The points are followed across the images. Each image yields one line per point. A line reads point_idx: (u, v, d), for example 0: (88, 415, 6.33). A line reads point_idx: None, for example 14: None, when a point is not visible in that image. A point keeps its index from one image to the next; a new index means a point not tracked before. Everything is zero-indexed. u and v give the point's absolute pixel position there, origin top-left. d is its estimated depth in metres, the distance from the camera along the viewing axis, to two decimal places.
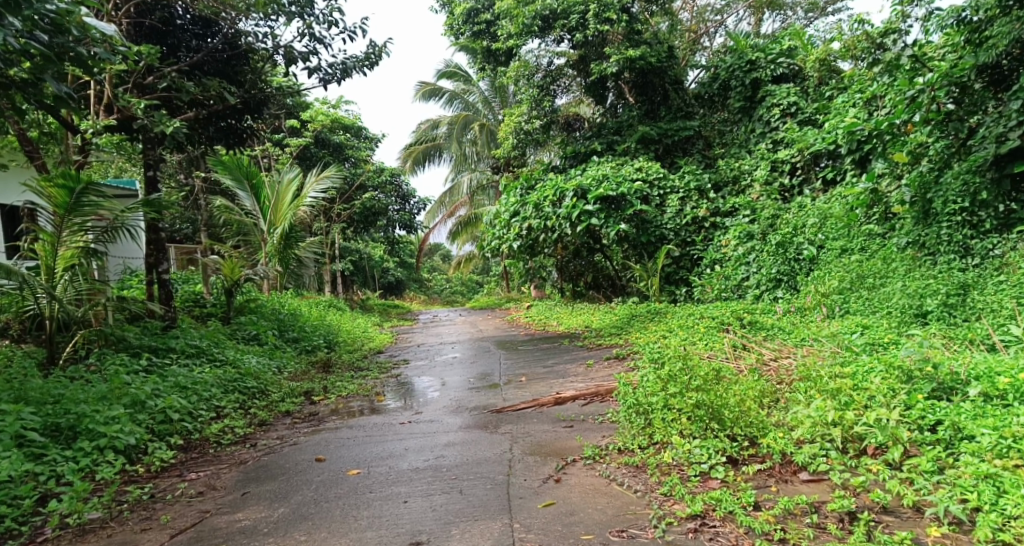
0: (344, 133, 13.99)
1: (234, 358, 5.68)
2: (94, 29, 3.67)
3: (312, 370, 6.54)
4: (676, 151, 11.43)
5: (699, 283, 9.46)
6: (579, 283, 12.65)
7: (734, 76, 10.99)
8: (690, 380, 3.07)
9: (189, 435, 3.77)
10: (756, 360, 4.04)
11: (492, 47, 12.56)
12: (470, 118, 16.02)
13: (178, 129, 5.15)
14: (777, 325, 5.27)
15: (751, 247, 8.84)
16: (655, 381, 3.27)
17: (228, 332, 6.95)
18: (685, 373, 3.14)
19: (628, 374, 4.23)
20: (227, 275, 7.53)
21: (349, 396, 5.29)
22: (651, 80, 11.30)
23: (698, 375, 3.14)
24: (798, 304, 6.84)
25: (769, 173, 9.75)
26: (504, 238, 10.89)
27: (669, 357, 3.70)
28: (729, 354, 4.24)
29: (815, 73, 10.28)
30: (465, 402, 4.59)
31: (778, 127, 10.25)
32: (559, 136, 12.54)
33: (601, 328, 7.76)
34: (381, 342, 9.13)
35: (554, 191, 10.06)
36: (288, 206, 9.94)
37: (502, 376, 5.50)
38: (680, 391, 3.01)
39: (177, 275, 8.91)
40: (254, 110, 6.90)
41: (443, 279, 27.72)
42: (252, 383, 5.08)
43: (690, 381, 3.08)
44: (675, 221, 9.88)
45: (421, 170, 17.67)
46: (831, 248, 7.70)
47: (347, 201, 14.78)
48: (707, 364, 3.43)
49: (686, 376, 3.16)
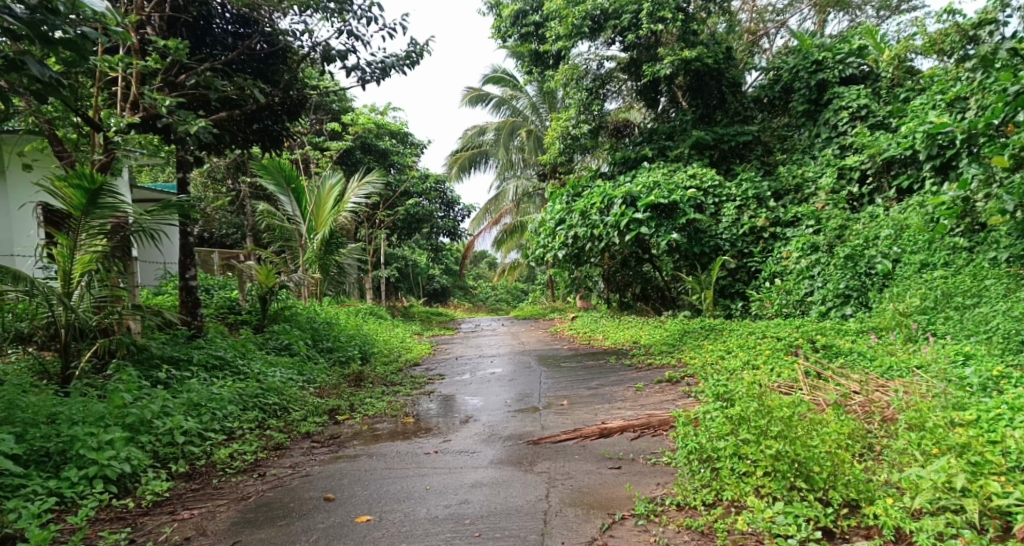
0: (389, 139, 13.83)
1: (259, 371, 5.38)
2: (86, 7, 3.13)
3: (343, 383, 6.22)
4: (733, 157, 10.72)
5: (757, 298, 8.76)
6: (625, 295, 12.03)
7: (798, 78, 10.25)
8: (765, 424, 2.54)
9: (195, 461, 3.45)
10: (839, 394, 3.45)
11: (540, 49, 12.14)
12: (517, 124, 15.69)
13: (205, 128, 4.89)
14: (855, 349, 4.61)
15: (817, 260, 8.12)
16: (721, 421, 2.76)
17: (259, 341, 6.71)
18: (759, 414, 2.62)
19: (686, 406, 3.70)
20: (262, 282, 7.31)
21: (376, 416, 4.89)
22: (708, 82, 10.65)
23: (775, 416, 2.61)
24: (873, 324, 6.16)
25: (836, 181, 8.97)
26: (549, 247, 10.43)
27: (736, 388, 3.15)
28: (805, 386, 3.67)
29: (890, 73, 9.53)
30: (500, 429, 4.13)
31: (846, 132, 9.48)
32: (608, 142, 12.03)
33: (650, 345, 7.19)
34: (418, 354, 8.78)
35: (602, 198, 9.51)
36: (330, 211, 9.76)
37: (541, 399, 5.01)
38: (756, 438, 2.49)
39: (214, 281, 8.78)
40: (291, 112, 6.67)
41: (488, 287, 27.36)
42: (274, 401, 4.76)
43: (766, 424, 2.55)
44: (732, 231, 9.23)
45: (467, 177, 17.39)
46: (909, 262, 6.99)
47: (389, 207, 14.58)
48: (782, 399, 2.88)
49: (760, 418, 2.63)
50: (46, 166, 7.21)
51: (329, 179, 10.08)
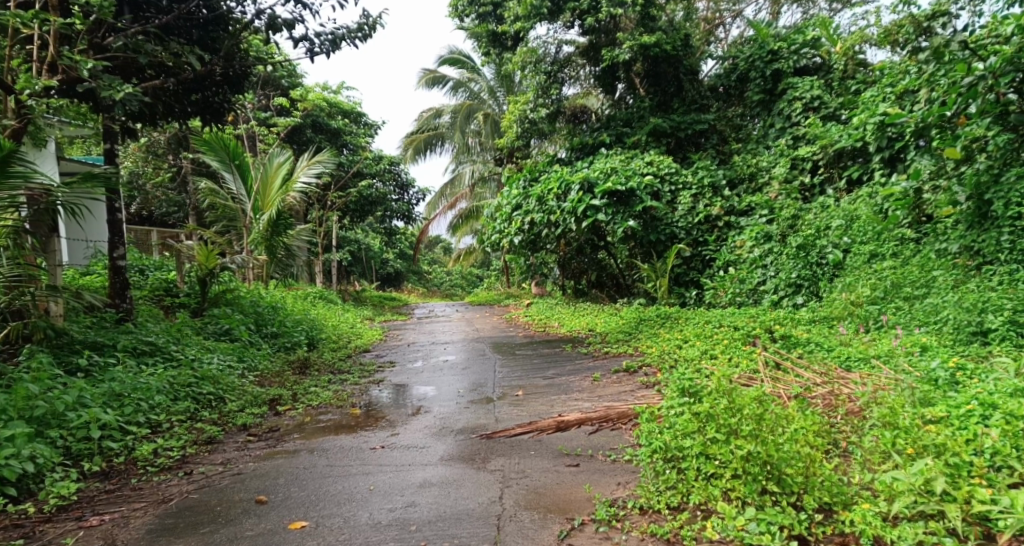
0: (341, 118, 13.35)
1: (194, 357, 4.99)
2: None
3: (287, 371, 5.89)
4: (689, 145, 10.69)
5: (710, 286, 8.77)
6: (580, 281, 11.94)
7: (754, 67, 10.27)
8: (734, 421, 2.40)
9: (113, 458, 3.12)
10: (801, 387, 3.38)
11: (497, 30, 11.82)
12: (473, 107, 15.37)
13: (131, 94, 4.46)
14: (811, 339, 4.58)
15: (770, 249, 8.16)
16: (686, 417, 2.61)
17: (197, 326, 6.31)
18: (729, 410, 2.47)
19: (646, 398, 3.59)
20: (200, 263, 6.89)
21: (320, 407, 4.59)
22: (665, 69, 10.56)
23: (744, 413, 2.48)
24: (825, 314, 6.21)
25: (789, 171, 9.03)
26: (505, 233, 10.23)
27: (700, 382, 3.03)
28: (767, 380, 3.59)
29: (842, 66, 9.64)
30: (451, 422, 3.92)
31: (799, 122, 9.55)
32: (565, 127, 11.86)
33: (607, 333, 7.07)
34: (368, 340, 8.48)
35: (559, 184, 9.34)
36: (276, 190, 9.31)
37: (496, 389, 4.81)
38: (724, 437, 2.38)
39: (149, 262, 8.25)
40: (231, 83, 6.25)
41: (442, 272, 27.02)
42: (209, 391, 4.40)
43: (736, 422, 2.43)
44: (687, 219, 9.21)
45: (421, 160, 16.97)
46: (858, 252, 7.10)
47: (340, 189, 14.06)
48: (748, 393, 2.75)
49: (728, 414, 2.51)
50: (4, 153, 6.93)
51: (276, 156, 9.59)
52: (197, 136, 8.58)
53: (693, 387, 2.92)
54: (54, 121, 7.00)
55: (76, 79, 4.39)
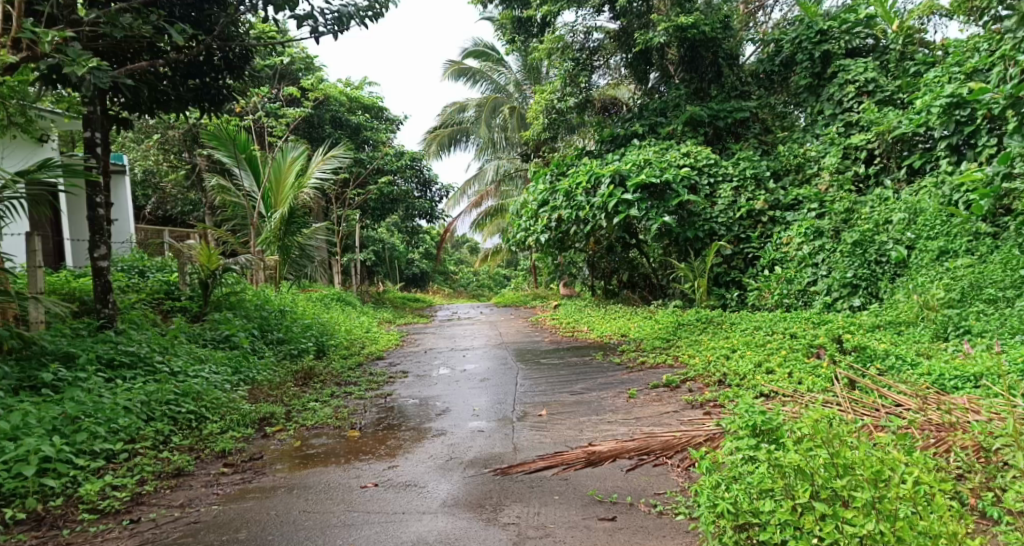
0: (363, 114, 12.95)
1: (179, 369, 4.48)
2: None
3: (289, 383, 5.36)
4: (728, 135, 9.88)
5: (753, 288, 7.99)
6: (611, 282, 11.25)
7: (800, 50, 9.37)
8: (842, 483, 1.90)
9: (50, 500, 2.60)
10: (901, 423, 2.68)
11: (523, 16, 11.15)
12: (500, 101, 14.75)
13: (100, 70, 3.96)
14: (889, 351, 3.84)
15: (821, 246, 7.38)
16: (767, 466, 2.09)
17: (195, 332, 5.84)
18: (830, 467, 1.97)
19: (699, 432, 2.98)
20: (203, 263, 6.54)
21: (315, 429, 4.02)
22: (703, 54, 9.77)
23: (852, 472, 1.96)
24: (892, 319, 5.49)
25: (840, 161, 8.16)
26: (531, 230, 9.62)
27: (774, 416, 2.43)
28: (852, 414, 2.88)
29: (899, 45, 8.74)
30: (461, 450, 3.32)
31: (852, 108, 8.67)
32: (595, 119, 11.16)
33: (641, 340, 6.39)
34: (384, 346, 7.94)
35: (588, 177, 8.66)
36: (291, 187, 8.84)
37: (517, 407, 4.19)
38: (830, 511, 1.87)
39: (153, 262, 7.83)
40: (233, 69, 5.96)
41: (469, 271, 26.49)
42: (189, 410, 3.87)
43: (845, 483, 1.92)
44: (727, 214, 8.44)
45: (446, 156, 16.40)
46: (924, 249, 6.30)
47: (361, 186, 13.56)
48: (844, 438, 2.19)
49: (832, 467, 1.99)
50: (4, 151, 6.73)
51: (291, 151, 9.13)
52: (207, 129, 8.27)
53: (765, 423, 2.32)
54: (48, 113, 6.64)
55: (40, 54, 3.90)
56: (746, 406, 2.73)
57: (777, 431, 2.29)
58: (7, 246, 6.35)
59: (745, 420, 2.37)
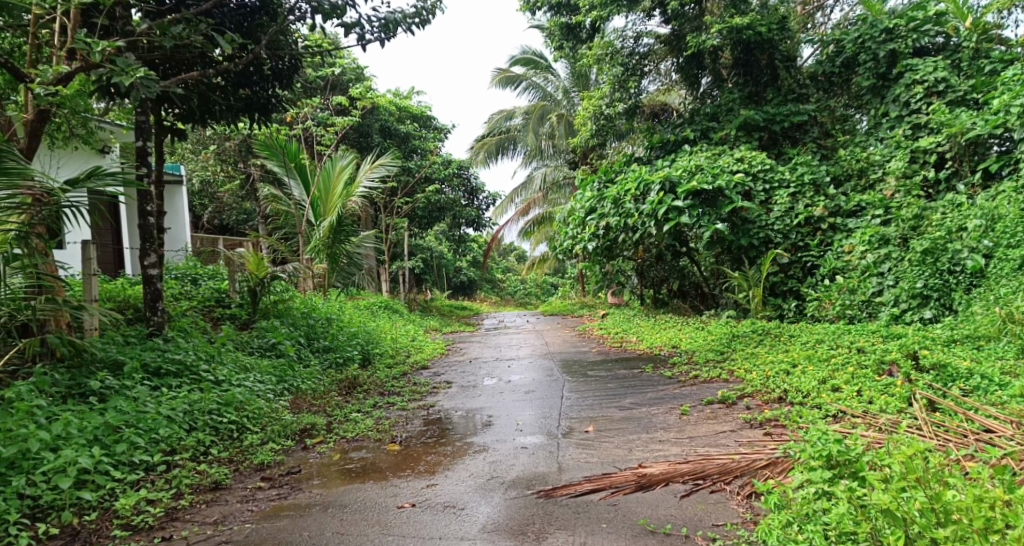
0: (411, 123, 13.06)
1: (223, 378, 4.51)
2: None
3: (333, 392, 5.34)
4: (784, 139, 9.47)
5: (812, 298, 7.57)
6: (660, 291, 10.91)
7: (863, 49, 8.89)
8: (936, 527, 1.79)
9: (86, 514, 2.63)
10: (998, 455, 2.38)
11: (571, 22, 11.01)
12: (547, 109, 14.62)
13: (148, 79, 4.03)
14: (972, 370, 3.49)
15: (886, 254, 6.94)
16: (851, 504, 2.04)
17: (242, 339, 5.91)
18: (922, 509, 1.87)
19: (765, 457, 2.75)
20: (253, 271, 6.69)
21: (355, 442, 3.96)
22: (758, 56, 9.42)
23: (951, 516, 1.84)
24: (969, 333, 5.07)
25: (908, 165, 7.66)
26: (578, 238, 9.44)
27: (856, 448, 2.35)
28: (936, 443, 2.60)
29: (973, 43, 8.18)
30: (502, 469, 3.17)
31: (920, 110, 8.15)
32: (644, 125, 10.90)
33: (693, 352, 6.11)
34: (429, 355, 7.88)
35: (637, 184, 8.42)
36: (339, 196, 8.92)
37: (562, 422, 4.01)
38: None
39: (206, 270, 8.01)
40: (282, 78, 6.07)
41: (517, 279, 26.36)
42: (230, 420, 3.88)
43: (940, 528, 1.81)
44: (784, 221, 8.06)
45: (493, 164, 16.36)
46: (1004, 258, 5.83)
47: (408, 195, 13.63)
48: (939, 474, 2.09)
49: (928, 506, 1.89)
50: (65, 162, 7.01)
51: (340, 160, 9.22)
52: (259, 140, 8.60)
53: (841, 455, 2.26)
54: (107, 125, 6.87)
55: (92, 65, 3.99)
56: (814, 433, 2.49)
57: (856, 464, 2.23)
58: (67, 254, 6.60)
59: (818, 450, 2.31)
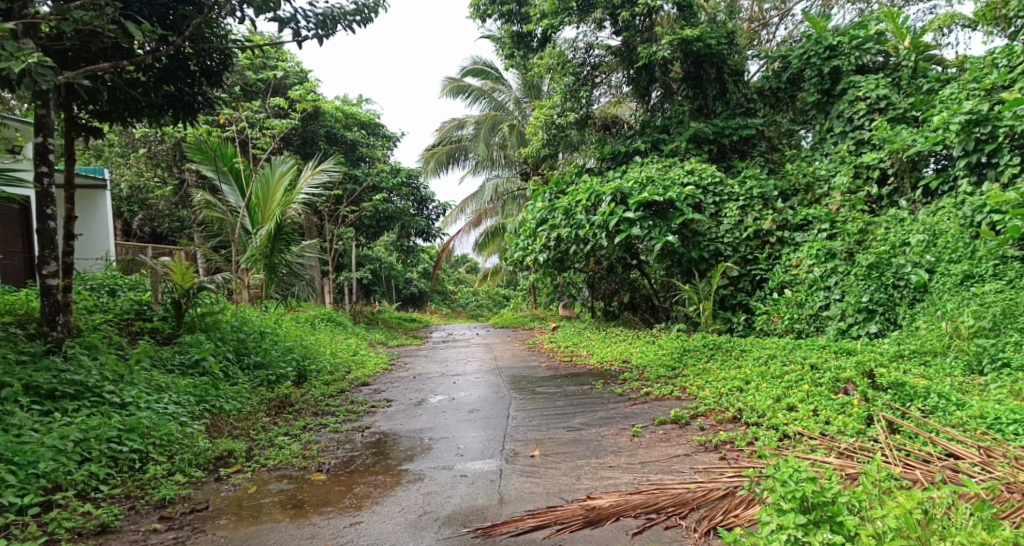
0: (358, 130, 12.66)
1: (130, 400, 4.05)
2: None
3: (261, 412, 4.89)
4: (732, 153, 9.49)
5: (762, 312, 7.53)
6: (611, 303, 10.77)
7: (808, 65, 8.99)
8: None
9: None
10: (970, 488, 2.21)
11: (522, 31, 10.83)
12: (499, 119, 14.41)
13: (44, 66, 3.57)
14: (929, 389, 3.36)
15: (833, 268, 6.94)
16: None
17: (161, 355, 5.43)
18: None
19: (725, 491, 2.55)
20: (176, 281, 6.20)
21: (276, 470, 3.59)
22: (707, 70, 9.43)
23: None
24: (916, 348, 5.04)
25: (852, 180, 7.72)
26: (529, 249, 9.21)
27: (826, 482, 2.15)
28: (904, 474, 2.42)
29: (911, 62, 8.35)
30: (437, 502, 2.87)
31: (862, 126, 8.25)
32: (595, 136, 10.79)
33: (644, 367, 5.91)
34: (370, 370, 7.47)
35: (588, 195, 8.24)
36: (278, 202, 8.45)
37: (506, 446, 3.72)
38: None
39: (127, 280, 7.42)
40: (210, 76, 5.67)
41: (468, 291, 25.96)
42: (132, 448, 3.45)
43: None
44: (734, 235, 8.01)
45: (444, 173, 16.03)
46: (947, 273, 5.87)
47: (354, 203, 13.15)
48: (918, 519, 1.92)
49: None
50: None
51: (280, 165, 8.77)
52: (189, 143, 8.18)
53: (816, 496, 2.05)
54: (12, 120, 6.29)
55: None
56: (785, 466, 2.28)
57: (832, 507, 2.02)
58: None
59: (790, 490, 2.10)
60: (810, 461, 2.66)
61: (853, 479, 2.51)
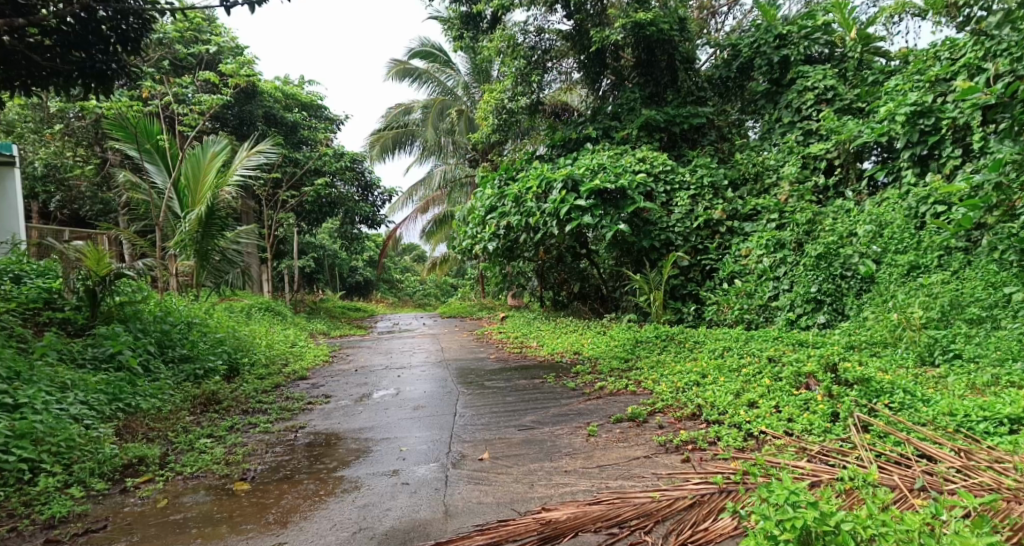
0: (299, 111, 12.09)
1: (24, 401, 3.55)
2: None
3: (183, 411, 4.42)
4: (683, 142, 9.39)
5: (712, 302, 7.44)
6: (561, 293, 10.57)
7: (758, 54, 8.94)
8: None
9: None
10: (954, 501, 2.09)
11: (471, 11, 10.43)
12: (447, 103, 13.97)
13: None
14: (893, 383, 3.24)
15: (783, 258, 6.90)
16: None
17: (70, 349, 4.88)
18: None
19: (698, 504, 2.35)
20: (91, 266, 5.59)
21: (193, 479, 3.19)
22: (659, 56, 9.29)
23: None
24: (866, 339, 4.99)
25: (800, 170, 7.72)
26: (478, 238, 8.90)
27: (818, 502, 1.97)
28: (885, 483, 2.27)
29: (856, 54, 8.41)
30: (374, 518, 2.56)
31: (810, 117, 8.25)
32: (546, 123, 10.54)
33: (597, 359, 5.71)
34: (310, 363, 7.03)
35: (539, 182, 7.98)
36: (209, 185, 7.81)
37: (453, 448, 3.42)
38: None
39: (34, 265, 6.72)
40: (126, 41, 5.02)
41: (415, 280, 25.42)
42: (21, 457, 2.99)
43: None
44: (685, 224, 7.90)
45: (390, 159, 15.48)
46: (893, 263, 5.88)
47: (295, 187, 12.47)
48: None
49: None
50: None
51: (212, 145, 8.17)
52: (108, 118, 7.53)
53: (819, 524, 1.87)
54: None
55: None
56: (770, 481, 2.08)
57: (839, 537, 1.85)
58: None
59: (787, 518, 1.90)
60: (782, 467, 2.49)
61: (827, 486, 2.35)
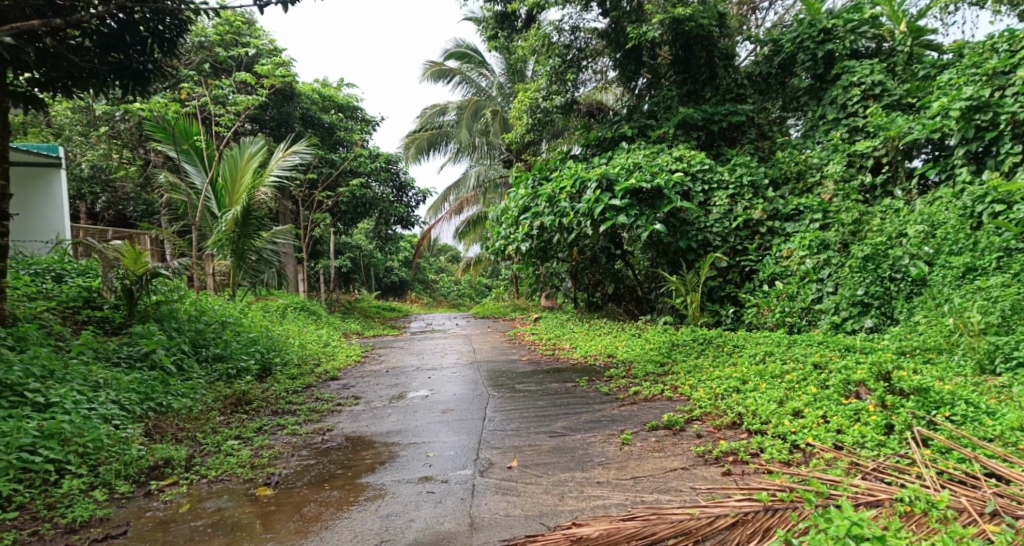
0: (337, 113, 12.23)
1: (55, 400, 3.57)
2: None
3: (213, 412, 4.42)
4: (721, 140, 9.12)
5: (751, 304, 7.18)
6: (594, 294, 10.38)
7: (801, 49, 8.60)
8: None
9: None
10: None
11: (505, 11, 10.30)
12: (481, 104, 13.91)
13: None
14: (954, 394, 3.00)
15: (827, 259, 6.61)
16: None
17: (106, 348, 4.95)
18: None
19: (740, 525, 2.19)
20: (128, 265, 5.68)
21: (218, 482, 3.15)
22: (697, 53, 9.04)
23: None
24: (917, 345, 4.71)
25: (845, 168, 7.39)
26: (511, 238, 8.78)
27: None
28: (947, 506, 2.08)
29: (907, 47, 8.02)
30: (396, 530, 2.47)
31: (856, 113, 7.90)
32: (580, 122, 10.37)
33: (632, 363, 5.53)
34: (341, 363, 7.01)
35: (572, 181, 7.83)
36: (245, 186, 7.88)
37: (481, 455, 3.30)
38: None
39: (76, 265, 6.87)
40: (162, 41, 5.07)
41: (450, 280, 25.45)
42: (48, 457, 2.99)
43: None
44: (723, 224, 7.65)
45: (425, 160, 15.50)
46: (947, 265, 5.56)
47: (330, 188, 12.56)
48: None
49: None
50: None
51: (249, 146, 8.24)
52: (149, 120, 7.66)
53: None
54: None
55: None
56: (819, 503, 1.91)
57: None
58: None
59: None
60: (831, 486, 2.31)
61: (883, 508, 2.17)
